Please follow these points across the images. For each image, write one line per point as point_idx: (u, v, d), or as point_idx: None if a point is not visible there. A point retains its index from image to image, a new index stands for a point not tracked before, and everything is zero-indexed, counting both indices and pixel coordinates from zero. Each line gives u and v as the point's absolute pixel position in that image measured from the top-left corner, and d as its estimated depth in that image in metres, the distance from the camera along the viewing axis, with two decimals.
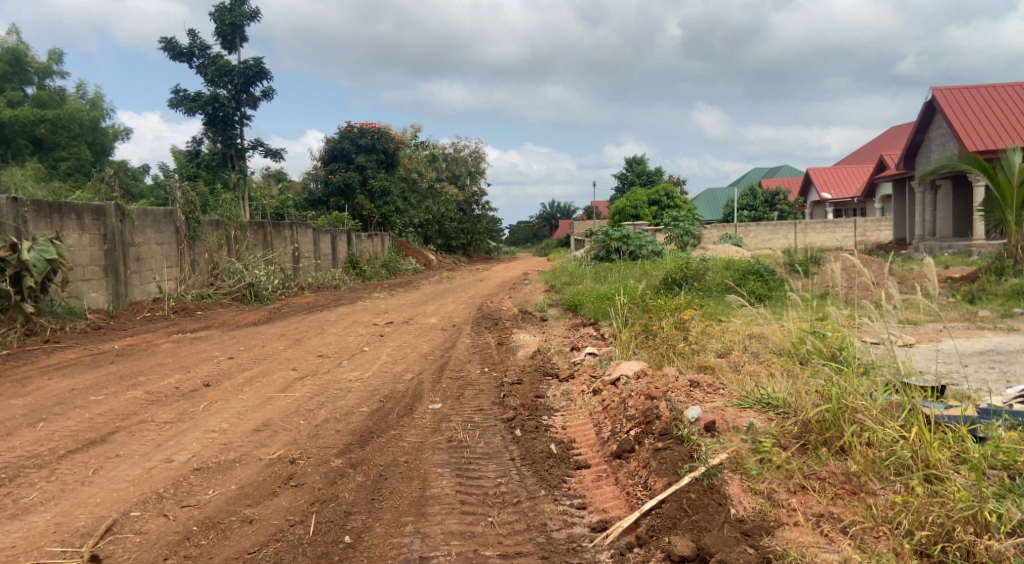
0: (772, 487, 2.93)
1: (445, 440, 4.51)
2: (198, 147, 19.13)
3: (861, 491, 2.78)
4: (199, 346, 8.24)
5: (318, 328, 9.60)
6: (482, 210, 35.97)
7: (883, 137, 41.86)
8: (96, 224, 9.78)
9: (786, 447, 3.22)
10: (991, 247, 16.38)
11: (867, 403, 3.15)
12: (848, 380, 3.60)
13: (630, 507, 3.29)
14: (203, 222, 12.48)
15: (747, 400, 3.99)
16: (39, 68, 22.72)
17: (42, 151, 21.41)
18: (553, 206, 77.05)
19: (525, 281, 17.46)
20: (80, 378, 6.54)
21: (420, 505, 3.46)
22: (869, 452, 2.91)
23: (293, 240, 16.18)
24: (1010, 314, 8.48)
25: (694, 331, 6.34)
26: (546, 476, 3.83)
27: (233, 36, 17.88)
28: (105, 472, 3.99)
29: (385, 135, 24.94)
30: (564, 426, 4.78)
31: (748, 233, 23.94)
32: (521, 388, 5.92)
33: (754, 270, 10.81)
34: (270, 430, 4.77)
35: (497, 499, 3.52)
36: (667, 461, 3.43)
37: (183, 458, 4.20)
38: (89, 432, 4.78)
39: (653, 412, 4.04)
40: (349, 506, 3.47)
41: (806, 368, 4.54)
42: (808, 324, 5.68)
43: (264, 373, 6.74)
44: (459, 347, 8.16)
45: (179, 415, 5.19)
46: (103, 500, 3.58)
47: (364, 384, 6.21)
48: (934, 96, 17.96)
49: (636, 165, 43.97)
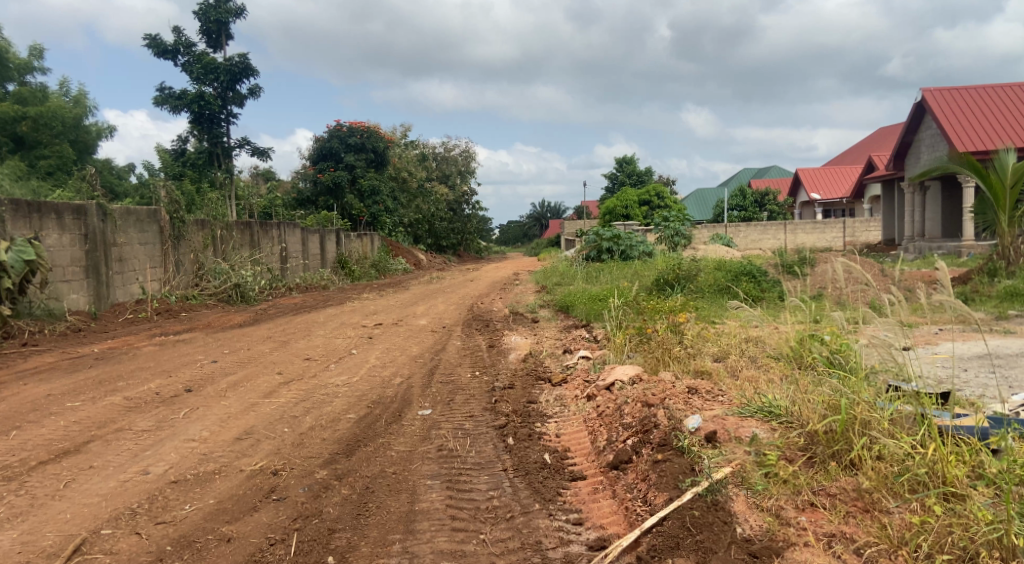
0: (779, 503, 2.79)
1: (436, 449, 4.36)
2: (183, 146, 18.82)
3: (874, 508, 2.65)
4: (182, 349, 8.03)
5: (305, 330, 9.40)
6: (472, 210, 35.77)
7: (871, 138, 41.96)
8: (77, 224, 9.52)
9: (791, 459, 3.08)
10: (981, 248, 16.37)
11: (876, 413, 3.01)
12: (853, 387, 3.47)
13: (629, 523, 3.15)
14: (189, 221, 12.21)
15: (748, 408, 3.84)
16: (20, 64, 22.35)
17: (23, 149, 21.00)
18: (544, 206, 77.02)
19: (515, 281, 17.28)
20: (58, 383, 6.32)
21: (408, 521, 3.30)
22: (881, 468, 2.78)
23: (281, 240, 15.93)
24: (1006, 316, 8.40)
25: (689, 334, 6.18)
26: (539, 489, 3.67)
27: (218, 34, 17.60)
28: (78, 485, 3.79)
29: (374, 133, 24.64)
30: (558, 433, 4.62)
31: (739, 233, 23.93)
32: (513, 393, 5.77)
33: (746, 270, 10.65)
34: (252, 439, 4.59)
35: (489, 514, 3.36)
36: (667, 474, 3.29)
37: (160, 470, 4.01)
38: (63, 441, 4.57)
39: (651, 421, 3.90)
40: (333, 522, 3.29)
41: (808, 375, 4.40)
42: (805, 327, 5.55)
43: (249, 377, 6.54)
44: (450, 349, 8.00)
45: (158, 423, 4.99)
46: (72, 516, 3.38)
47: (351, 389, 6.03)
48: (924, 97, 18.02)
49: (626, 165, 43.93)
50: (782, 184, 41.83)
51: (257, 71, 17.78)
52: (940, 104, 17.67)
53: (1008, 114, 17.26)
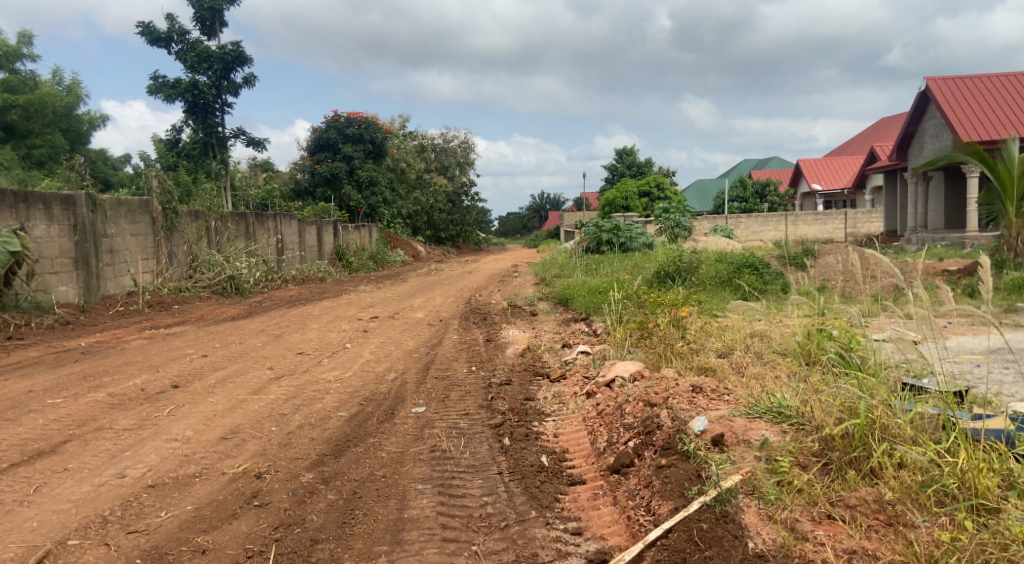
0: (794, 516, 2.59)
1: (428, 450, 4.15)
2: (178, 135, 18.49)
3: (898, 522, 2.45)
4: (171, 343, 7.81)
5: (300, 324, 9.18)
6: (471, 201, 35.48)
7: (872, 128, 41.58)
8: (65, 214, 9.28)
9: (805, 466, 2.89)
10: (984, 239, 16.09)
11: (897, 418, 2.84)
12: (870, 388, 3.27)
13: (631, 534, 2.96)
14: (182, 212, 11.99)
15: (756, 408, 3.64)
16: (8, 52, 22.02)
17: (14, 138, 20.76)
18: (542, 197, 76.78)
19: (514, 273, 17.07)
20: (40, 378, 6.10)
21: (396, 530, 3.10)
22: (905, 477, 2.59)
23: (277, 231, 15.69)
24: (1016, 309, 8.21)
25: (692, 329, 5.95)
26: (536, 494, 3.47)
27: (212, 22, 17.27)
28: (50, 489, 3.59)
29: (372, 124, 24.29)
30: (556, 433, 4.43)
31: (739, 224, 23.59)
32: (510, 390, 5.58)
33: (749, 262, 10.40)
34: (238, 438, 4.39)
35: (483, 522, 3.17)
36: (672, 481, 3.10)
37: (138, 473, 3.80)
38: (39, 441, 4.37)
39: (654, 422, 3.70)
40: (317, 532, 3.10)
41: (817, 375, 4.20)
42: (811, 321, 5.35)
43: (238, 373, 6.32)
44: (447, 344, 7.79)
45: (141, 422, 4.78)
46: (39, 525, 3.18)
47: (343, 385, 5.85)
48: (929, 86, 17.70)
49: (626, 156, 43.67)
50: (782, 175, 41.57)
51: (252, 59, 17.45)
52: (944, 93, 17.41)
53: (1012, 104, 17.02)
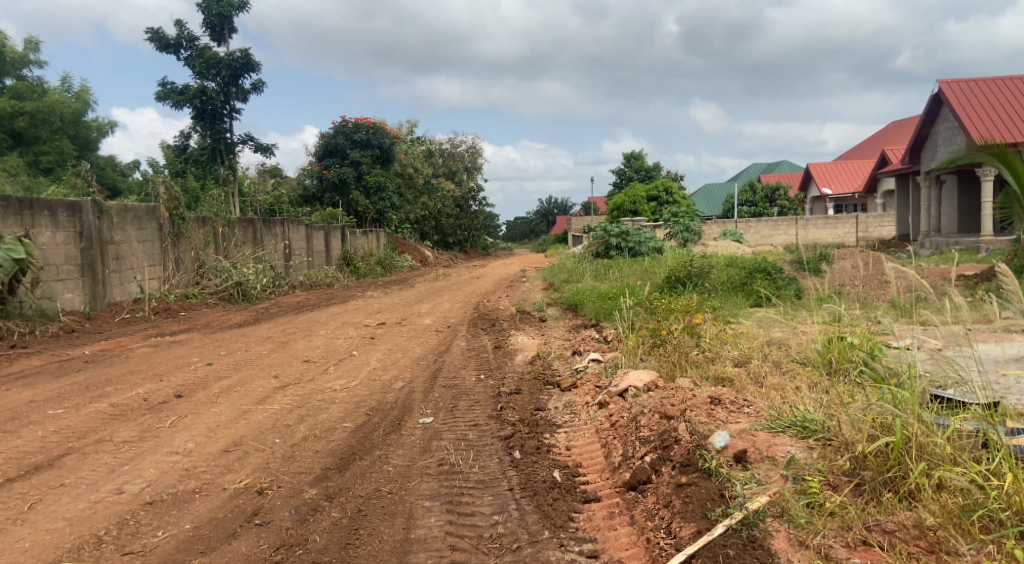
0: (827, 541, 2.44)
1: (435, 464, 4.00)
2: (185, 142, 18.40)
3: (940, 550, 2.30)
4: (176, 350, 7.70)
5: (306, 330, 9.06)
6: (479, 206, 35.32)
7: (883, 131, 41.23)
8: (71, 221, 9.18)
9: (836, 486, 2.73)
10: (999, 244, 15.85)
11: (935, 436, 2.67)
12: (900, 402, 3.09)
13: (650, 558, 2.80)
14: (189, 218, 11.93)
15: (778, 422, 3.46)
16: (16, 59, 22.12)
17: (22, 145, 20.80)
18: (550, 203, 76.65)
19: (524, 279, 16.86)
20: (42, 388, 6.00)
21: (402, 552, 2.96)
22: (947, 502, 2.43)
23: (284, 237, 15.61)
24: None
25: (707, 336, 5.77)
26: (550, 512, 3.31)
27: (221, 28, 17.28)
28: (44, 507, 3.46)
29: (380, 129, 24.21)
30: (568, 445, 4.28)
31: (749, 229, 23.40)
32: (520, 399, 5.41)
33: (761, 267, 10.22)
34: (241, 451, 4.26)
35: (493, 544, 3.02)
36: (693, 501, 2.94)
37: (136, 489, 3.67)
38: (37, 454, 4.25)
39: (671, 436, 3.54)
40: (318, 554, 2.95)
41: (842, 387, 4.00)
42: (831, 327, 5.15)
43: (242, 382, 6.19)
44: (454, 351, 7.64)
45: (141, 433, 4.66)
46: (31, 545, 3.05)
47: (349, 394, 5.69)
48: (941, 89, 17.43)
49: (635, 161, 43.43)
50: (792, 179, 41.32)
51: (260, 65, 17.40)
52: (956, 96, 17.16)
53: None
